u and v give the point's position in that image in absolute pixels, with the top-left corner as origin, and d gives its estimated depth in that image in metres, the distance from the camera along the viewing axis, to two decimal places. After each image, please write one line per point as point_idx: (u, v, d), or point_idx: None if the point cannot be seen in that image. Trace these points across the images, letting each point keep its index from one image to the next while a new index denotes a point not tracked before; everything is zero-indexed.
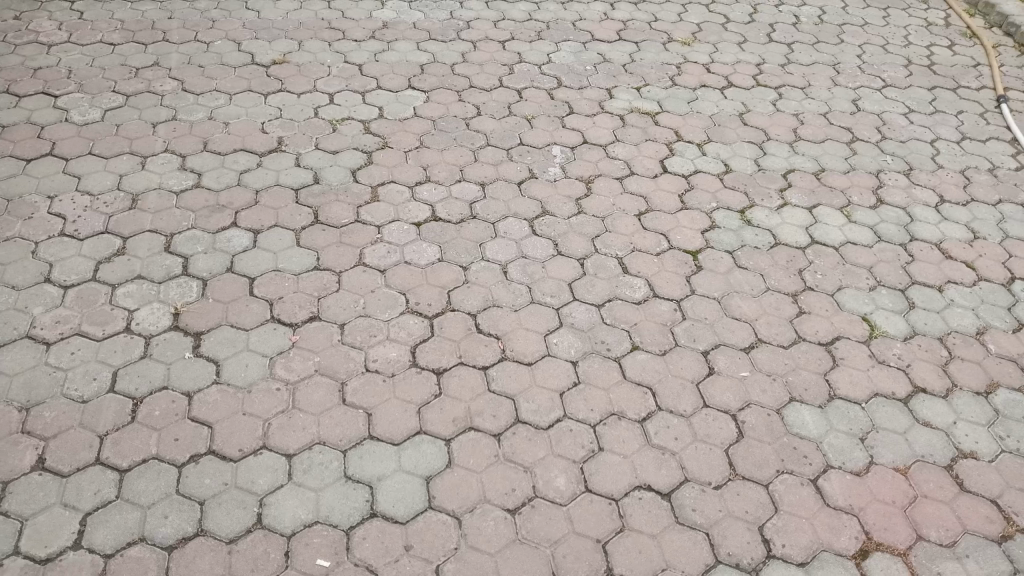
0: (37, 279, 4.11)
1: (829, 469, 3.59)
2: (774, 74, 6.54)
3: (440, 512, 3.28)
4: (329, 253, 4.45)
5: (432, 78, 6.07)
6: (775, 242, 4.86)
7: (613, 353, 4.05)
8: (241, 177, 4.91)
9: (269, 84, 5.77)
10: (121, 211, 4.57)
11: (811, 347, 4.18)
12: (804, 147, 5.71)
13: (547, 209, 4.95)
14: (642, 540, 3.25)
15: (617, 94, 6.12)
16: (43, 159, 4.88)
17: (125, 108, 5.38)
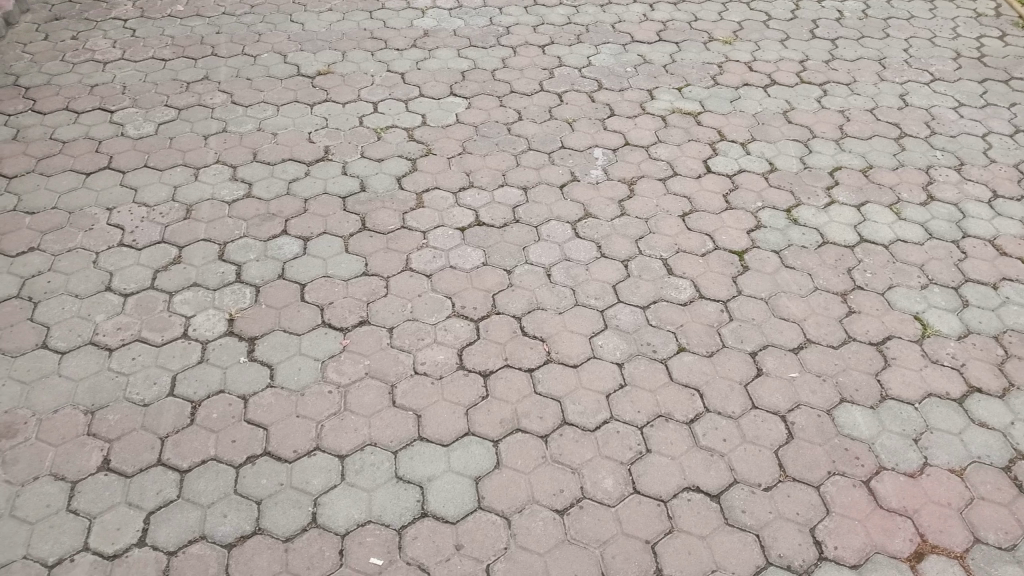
0: (99, 288, 4.27)
1: (881, 470, 3.54)
2: (818, 71, 6.47)
3: (490, 512, 3.33)
4: (377, 259, 4.54)
5: (473, 84, 6.13)
6: (822, 241, 4.81)
7: (659, 354, 4.05)
8: (291, 186, 5.03)
9: (315, 95, 5.89)
10: (176, 221, 4.72)
11: (860, 346, 4.13)
12: (851, 144, 5.64)
13: (590, 212, 4.97)
14: (691, 541, 3.25)
15: (658, 95, 6.11)
16: (102, 173, 5.06)
17: (178, 121, 5.55)
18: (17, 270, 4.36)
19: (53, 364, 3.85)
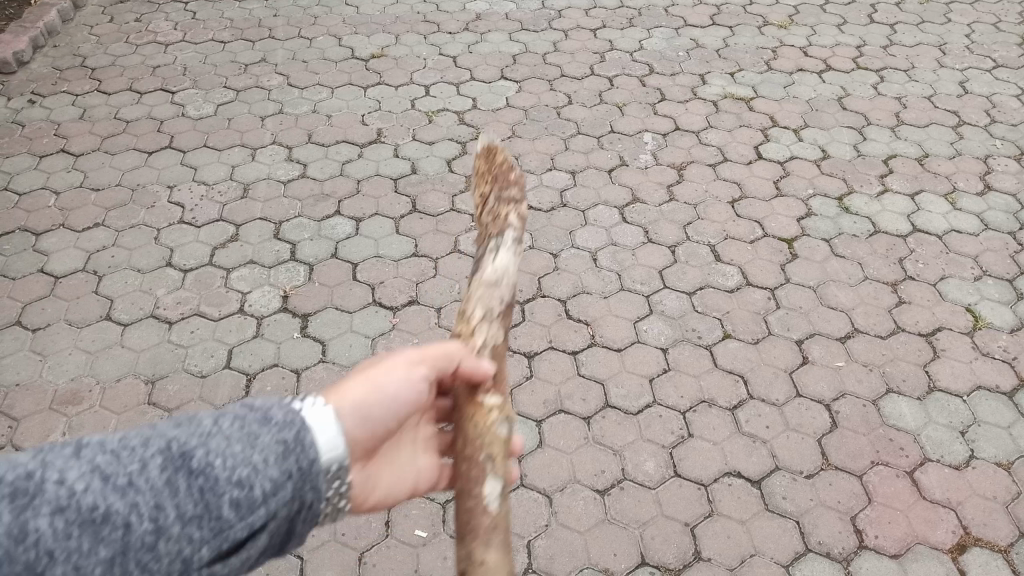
0: (160, 263, 4.44)
1: (926, 462, 3.52)
2: (875, 57, 6.34)
3: (532, 490, 3.40)
4: (426, 240, 4.62)
5: (524, 68, 6.16)
6: (874, 230, 4.75)
7: (704, 340, 4.07)
8: (344, 167, 5.14)
9: (368, 77, 5.99)
10: (234, 200, 4.86)
11: (910, 337, 4.09)
12: (907, 132, 5.53)
13: (638, 197, 4.98)
14: (730, 526, 3.28)
15: (710, 80, 6.06)
16: (163, 152, 5.24)
17: (236, 102, 5.70)
18: (84, 244, 4.55)
19: (116, 336, 4.02)
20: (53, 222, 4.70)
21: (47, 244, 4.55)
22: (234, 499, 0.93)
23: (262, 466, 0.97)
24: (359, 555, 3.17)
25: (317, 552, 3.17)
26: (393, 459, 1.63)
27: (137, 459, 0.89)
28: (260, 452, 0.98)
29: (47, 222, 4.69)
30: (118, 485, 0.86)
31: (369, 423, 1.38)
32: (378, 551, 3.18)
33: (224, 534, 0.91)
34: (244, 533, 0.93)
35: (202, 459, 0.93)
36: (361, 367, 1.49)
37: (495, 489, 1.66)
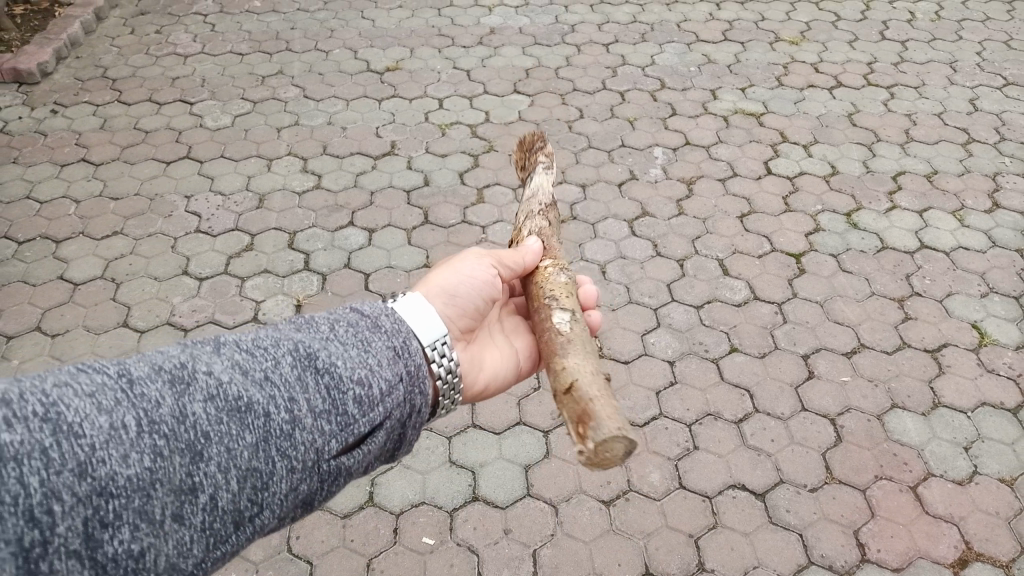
0: (177, 271, 4.53)
1: (929, 477, 3.55)
2: (886, 74, 6.38)
3: (538, 499, 3.45)
4: (438, 251, 4.69)
5: (536, 82, 6.24)
6: (881, 246, 4.78)
7: (710, 354, 4.11)
8: (358, 179, 5.22)
9: (383, 90, 6.08)
10: (249, 210, 4.95)
11: (916, 353, 4.12)
12: (916, 148, 5.57)
13: (648, 210, 5.04)
14: (734, 537, 3.32)
15: (721, 95, 6.12)
16: (181, 162, 5.34)
17: (253, 114, 5.80)
18: (102, 252, 4.65)
19: (133, 342, 4.11)
20: (73, 230, 4.80)
21: (67, 252, 4.65)
22: (356, 394, 1.29)
23: (375, 367, 1.34)
24: (367, 561, 3.23)
25: (326, 557, 3.23)
26: (487, 346, 2.15)
27: (290, 359, 1.26)
28: (373, 357, 1.35)
29: (67, 230, 4.80)
30: (279, 377, 1.23)
31: (459, 305, 2.01)
32: (386, 557, 3.24)
33: (351, 419, 1.27)
34: (365, 422, 1.29)
35: (328, 360, 1.30)
36: (436, 267, 2.08)
37: (562, 315, 2.18)
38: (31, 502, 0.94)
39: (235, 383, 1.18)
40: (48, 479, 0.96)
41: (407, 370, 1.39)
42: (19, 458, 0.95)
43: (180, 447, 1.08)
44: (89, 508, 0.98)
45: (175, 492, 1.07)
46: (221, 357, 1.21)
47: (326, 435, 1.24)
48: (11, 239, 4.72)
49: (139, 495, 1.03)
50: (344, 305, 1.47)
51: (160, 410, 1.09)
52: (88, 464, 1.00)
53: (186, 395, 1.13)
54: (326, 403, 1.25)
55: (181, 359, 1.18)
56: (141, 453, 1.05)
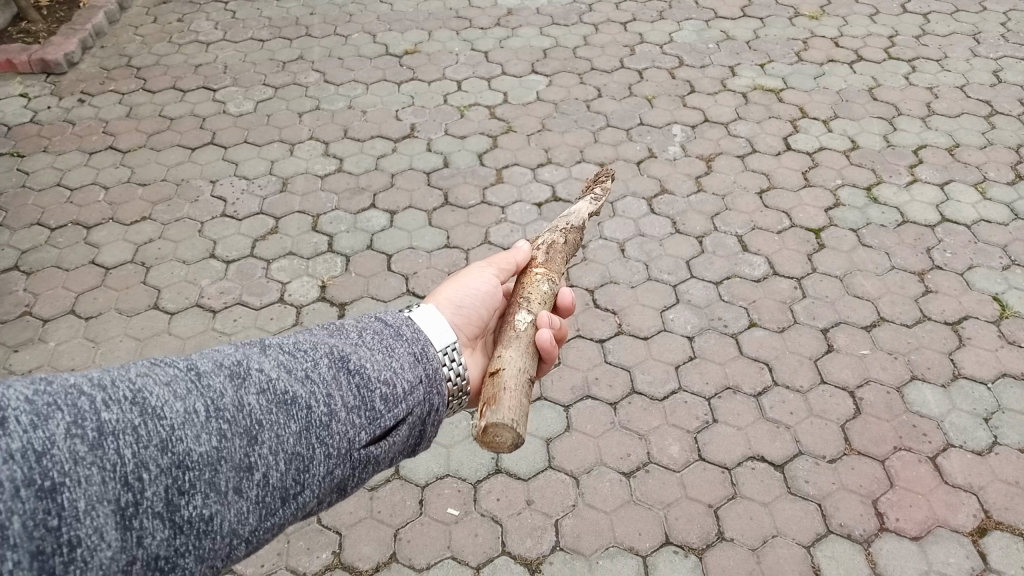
0: (204, 255, 4.63)
1: (948, 448, 3.57)
2: (907, 47, 6.33)
3: (560, 472, 3.52)
4: (458, 232, 4.75)
5: (554, 62, 6.26)
6: (902, 220, 4.77)
7: (730, 329, 4.14)
8: (379, 162, 5.29)
9: (402, 74, 6.13)
10: (273, 194, 5.05)
11: (936, 326, 4.13)
12: (938, 122, 5.53)
13: (667, 188, 5.06)
14: (753, 508, 3.37)
15: (740, 72, 6.10)
16: (206, 148, 5.44)
17: (275, 99, 5.88)
18: (132, 237, 4.76)
19: (164, 324, 4.22)
20: (103, 216, 4.92)
21: (98, 237, 4.77)
22: (381, 393, 1.35)
23: (397, 370, 1.41)
24: (394, 531, 3.32)
25: (354, 528, 3.33)
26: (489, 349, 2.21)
27: (326, 360, 1.33)
28: (397, 361, 1.42)
29: (97, 216, 4.92)
30: (318, 375, 1.30)
31: (466, 315, 2.09)
32: (412, 528, 3.33)
33: (378, 414, 1.34)
34: (390, 417, 1.36)
35: (358, 362, 1.36)
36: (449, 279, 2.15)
37: (524, 313, 2.18)
38: (123, 470, 1.01)
39: (282, 378, 1.25)
40: (135, 451, 1.03)
41: (427, 373, 1.46)
42: (111, 431, 1.02)
43: (241, 430, 1.15)
44: (170, 477, 1.05)
45: (238, 469, 1.13)
46: (269, 356, 1.28)
47: (358, 427, 1.30)
48: (44, 226, 4.85)
49: (210, 468, 1.09)
50: (363, 316, 1.52)
51: (223, 399, 1.16)
52: (168, 439, 1.07)
53: (243, 386, 1.20)
54: (358, 398, 1.32)
55: (235, 357, 1.25)
56: (210, 434, 1.11)
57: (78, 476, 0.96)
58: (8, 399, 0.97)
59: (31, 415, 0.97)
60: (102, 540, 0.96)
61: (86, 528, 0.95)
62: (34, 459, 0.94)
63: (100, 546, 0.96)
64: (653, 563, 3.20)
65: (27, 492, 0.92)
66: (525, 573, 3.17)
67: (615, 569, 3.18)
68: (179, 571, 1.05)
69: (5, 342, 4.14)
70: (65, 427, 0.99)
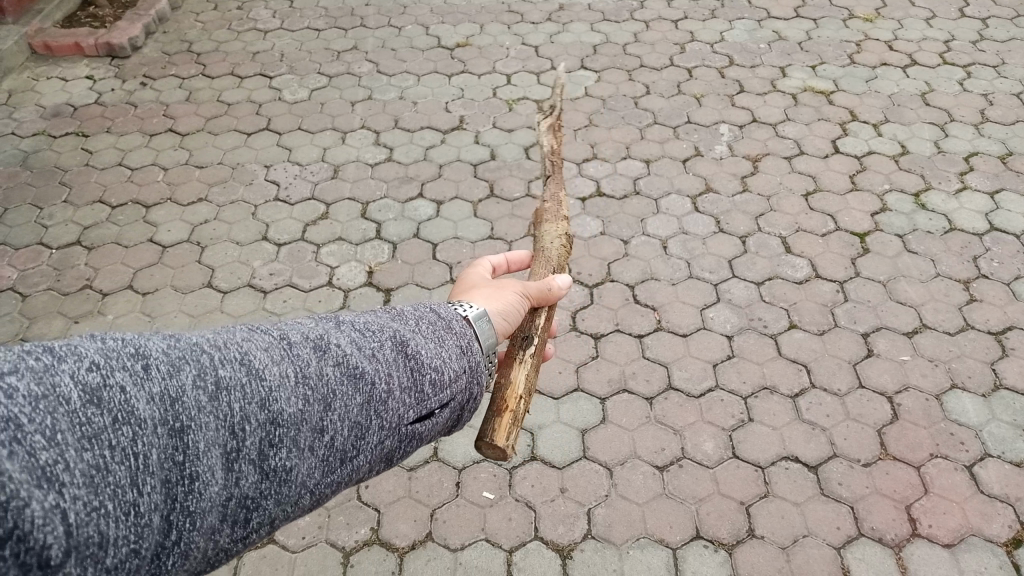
0: (257, 237, 4.78)
1: (985, 457, 3.56)
2: (963, 52, 6.24)
3: (594, 462, 3.59)
4: (503, 223, 4.84)
5: (604, 58, 6.30)
6: (949, 227, 4.74)
7: (769, 330, 4.16)
8: (428, 152, 5.39)
9: (453, 66, 6.23)
10: (325, 180, 5.18)
11: (979, 335, 4.10)
12: (991, 130, 5.45)
13: (711, 186, 5.08)
14: (785, 507, 3.41)
15: (791, 73, 6.08)
16: (261, 133, 5.59)
17: (329, 88, 6.02)
18: (188, 217, 4.94)
19: (217, 302, 4.38)
20: (162, 196, 5.10)
21: (156, 216, 4.95)
22: (434, 377, 1.32)
23: (453, 356, 1.38)
24: (431, 511, 3.43)
25: (393, 506, 3.45)
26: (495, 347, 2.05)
27: (392, 338, 1.30)
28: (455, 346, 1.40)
29: (156, 195, 5.10)
30: (387, 352, 1.28)
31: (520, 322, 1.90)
32: (448, 509, 3.43)
33: (427, 396, 1.31)
34: (437, 401, 1.33)
35: (417, 343, 1.34)
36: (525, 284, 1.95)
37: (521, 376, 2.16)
38: (231, 420, 1.02)
39: (356, 352, 1.23)
40: (242, 404, 1.04)
41: (473, 363, 1.40)
42: (226, 385, 1.04)
43: (322, 393, 1.15)
44: (266, 431, 1.06)
45: (315, 430, 1.13)
46: (343, 327, 1.27)
47: (406, 402, 1.27)
48: (105, 204, 5.04)
49: (296, 425, 1.10)
50: (422, 303, 1.47)
51: (309, 366, 1.15)
52: (267, 395, 1.07)
53: (326, 356, 1.19)
54: (414, 376, 1.29)
55: (316, 328, 1.24)
56: (299, 397, 1.11)
57: (202, 421, 0.98)
58: (145, 347, 1.00)
59: (165, 363, 0.99)
60: (213, 478, 0.98)
61: (202, 466, 0.97)
62: (167, 402, 0.96)
63: (211, 484, 0.98)
64: (683, 556, 3.25)
65: (163, 430, 0.94)
66: (556, 558, 3.26)
67: (644, 560, 3.24)
68: (260, 513, 1.07)
69: (67, 314, 4.34)
70: (191, 377, 1.01)
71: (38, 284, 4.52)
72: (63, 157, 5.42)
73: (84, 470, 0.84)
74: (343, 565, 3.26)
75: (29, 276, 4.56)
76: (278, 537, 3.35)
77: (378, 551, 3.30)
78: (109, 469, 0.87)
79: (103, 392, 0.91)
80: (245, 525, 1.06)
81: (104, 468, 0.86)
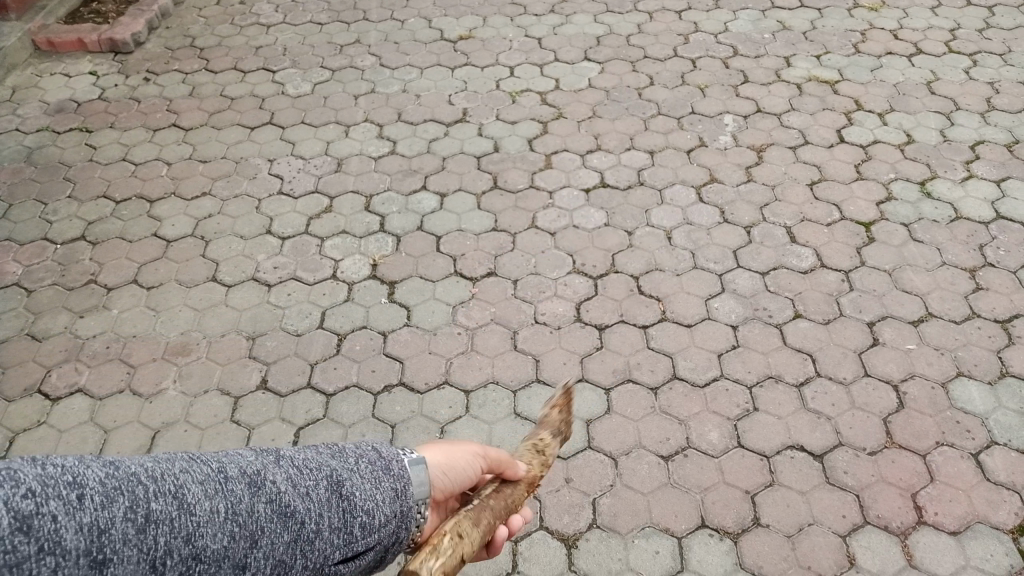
0: (260, 230, 4.79)
1: (992, 445, 3.55)
2: (969, 40, 6.19)
3: (599, 452, 3.59)
4: (506, 215, 4.83)
5: (607, 50, 6.28)
6: (955, 215, 4.71)
7: (774, 320, 4.15)
8: (431, 145, 5.38)
9: (456, 58, 6.21)
10: (328, 173, 5.18)
11: (985, 324, 4.08)
12: (998, 118, 5.42)
13: (716, 176, 5.06)
14: (791, 496, 3.40)
15: (795, 63, 6.05)
16: (264, 128, 5.59)
17: (332, 82, 6.02)
18: (192, 211, 4.94)
19: (221, 295, 4.39)
20: (165, 191, 5.11)
21: (160, 211, 4.96)
22: (362, 519, 1.28)
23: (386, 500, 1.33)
24: None
25: None
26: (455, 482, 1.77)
27: (327, 480, 1.26)
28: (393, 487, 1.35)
29: (160, 190, 5.11)
30: (319, 494, 1.24)
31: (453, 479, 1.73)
32: None
33: (353, 538, 1.27)
34: (362, 543, 1.29)
35: (352, 484, 1.29)
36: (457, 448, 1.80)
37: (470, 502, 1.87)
38: (155, 554, 1.01)
39: (289, 490, 1.20)
40: (167, 538, 1.03)
41: (405, 508, 1.36)
42: (155, 519, 1.03)
43: (249, 532, 1.13)
44: (187, 567, 1.04)
45: (237, 567, 1.10)
46: (278, 461, 1.24)
47: (332, 542, 1.23)
48: (109, 199, 5.05)
49: (218, 561, 1.07)
50: (367, 440, 1.42)
51: (240, 503, 1.14)
52: (195, 529, 1.06)
53: (259, 493, 1.17)
54: (339, 517, 1.24)
55: (255, 460, 1.23)
56: (224, 534, 1.09)
57: (125, 554, 0.98)
58: (84, 475, 1.01)
59: (100, 494, 1.01)
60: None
61: None
62: (94, 532, 0.97)
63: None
64: (688, 545, 3.25)
65: (85, 560, 0.94)
66: (561, 548, 3.26)
67: (649, 549, 3.24)
68: None
69: (72, 309, 4.35)
70: (122, 508, 1.01)
71: (43, 279, 4.53)
72: (67, 153, 5.43)
73: None
74: None
75: (34, 272, 4.58)
76: None
77: None
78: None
79: (34, 520, 0.93)
80: None
81: None
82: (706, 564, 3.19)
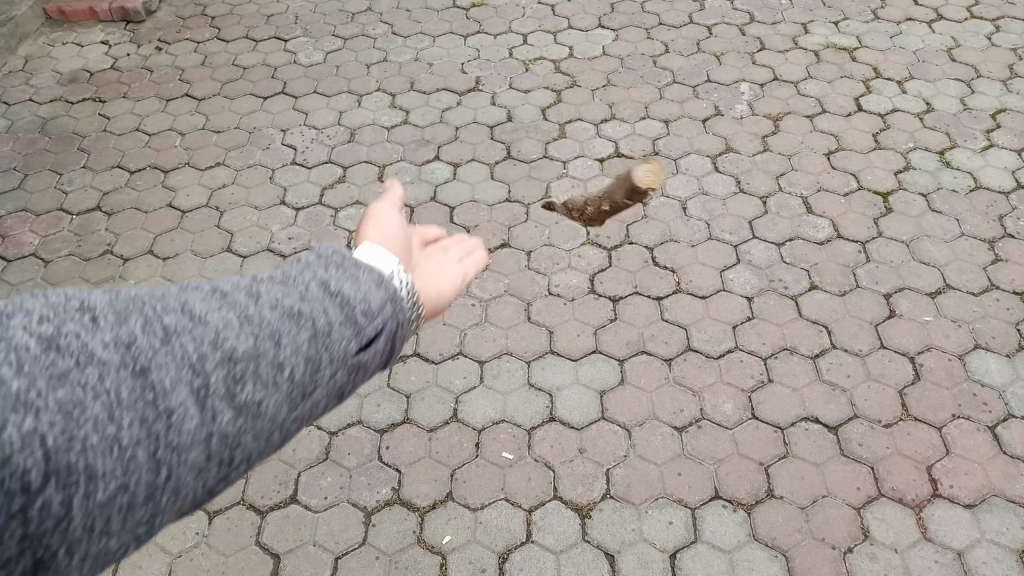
0: (274, 201, 4.78)
1: (1008, 418, 3.54)
2: (992, 5, 6.06)
3: (613, 423, 3.60)
4: (520, 186, 4.81)
5: (621, 17, 6.19)
6: (975, 186, 4.65)
7: (790, 291, 4.13)
8: (444, 114, 5.34)
9: (469, 26, 6.14)
10: (341, 144, 5.16)
11: (1004, 296, 4.05)
12: (1020, 85, 5.32)
13: (732, 146, 5.01)
14: (805, 467, 3.41)
15: (813, 29, 5.94)
16: (277, 97, 5.56)
17: (344, 50, 5.96)
18: (206, 182, 4.94)
19: (236, 266, 4.40)
20: (179, 161, 5.10)
21: (174, 181, 4.96)
22: (368, 311, 0.96)
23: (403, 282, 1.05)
24: (451, 471, 3.46)
25: (414, 467, 3.48)
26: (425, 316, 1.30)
27: (337, 269, 0.97)
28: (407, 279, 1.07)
29: (174, 160, 5.11)
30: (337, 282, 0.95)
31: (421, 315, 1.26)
32: (468, 469, 3.47)
33: (378, 337, 0.97)
34: (386, 343, 0.99)
35: (359, 277, 0.99)
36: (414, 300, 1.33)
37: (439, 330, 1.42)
38: (191, 359, 0.75)
39: (304, 288, 0.91)
40: (197, 344, 0.76)
41: (403, 300, 1.03)
42: (174, 328, 0.75)
43: (272, 329, 0.83)
44: (229, 370, 0.77)
45: (283, 367, 0.83)
46: (268, 272, 0.93)
47: (349, 333, 0.91)
48: (123, 169, 5.06)
49: (258, 356, 0.80)
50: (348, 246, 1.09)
51: (260, 304, 0.85)
52: (219, 330, 0.78)
53: (272, 294, 0.87)
54: (346, 307, 0.93)
55: (251, 278, 0.92)
56: (260, 332, 0.82)
57: (160, 364, 0.72)
58: (71, 300, 0.74)
59: (92, 315, 0.72)
60: (189, 416, 0.73)
61: (172, 410, 0.71)
62: (121, 342, 0.71)
63: (187, 423, 0.72)
64: (701, 516, 3.27)
65: (117, 371, 0.69)
66: (576, 518, 3.29)
67: (663, 519, 3.27)
68: (242, 458, 0.79)
69: (89, 279, 4.38)
70: (131, 322, 0.73)
71: (59, 250, 4.55)
72: (80, 123, 5.43)
73: (46, 414, 0.63)
74: (365, 524, 3.31)
75: (51, 242, 4.60)
76: (300, 497, 3.40)
77: (399, 510, 3.34)
78: (82, 406, 0.65)
79: (50, 338, 0.68)
80: (226, 468, 0.78)
81: (66, 416, 0.64)
82: (719, 534, 3.21)
